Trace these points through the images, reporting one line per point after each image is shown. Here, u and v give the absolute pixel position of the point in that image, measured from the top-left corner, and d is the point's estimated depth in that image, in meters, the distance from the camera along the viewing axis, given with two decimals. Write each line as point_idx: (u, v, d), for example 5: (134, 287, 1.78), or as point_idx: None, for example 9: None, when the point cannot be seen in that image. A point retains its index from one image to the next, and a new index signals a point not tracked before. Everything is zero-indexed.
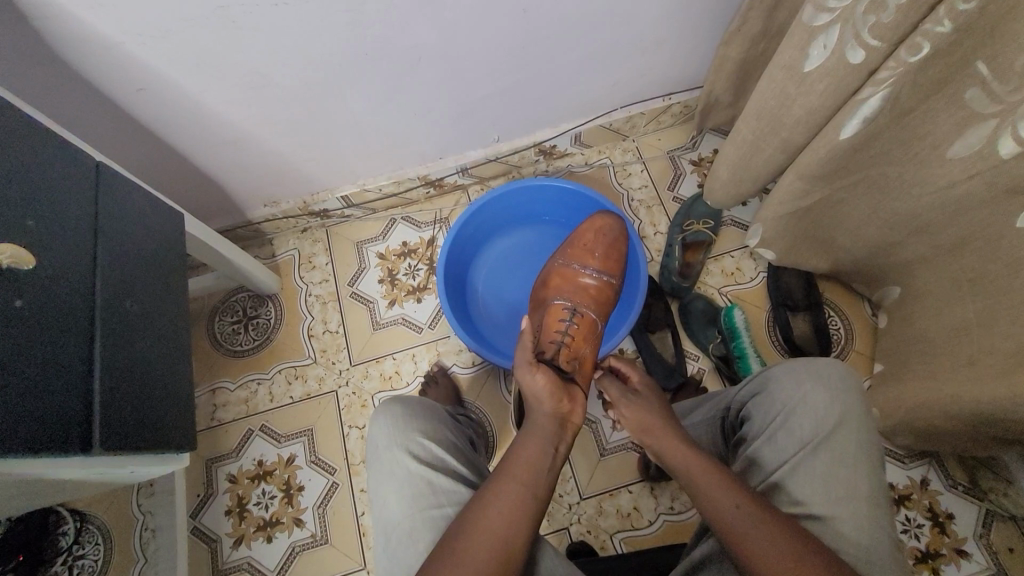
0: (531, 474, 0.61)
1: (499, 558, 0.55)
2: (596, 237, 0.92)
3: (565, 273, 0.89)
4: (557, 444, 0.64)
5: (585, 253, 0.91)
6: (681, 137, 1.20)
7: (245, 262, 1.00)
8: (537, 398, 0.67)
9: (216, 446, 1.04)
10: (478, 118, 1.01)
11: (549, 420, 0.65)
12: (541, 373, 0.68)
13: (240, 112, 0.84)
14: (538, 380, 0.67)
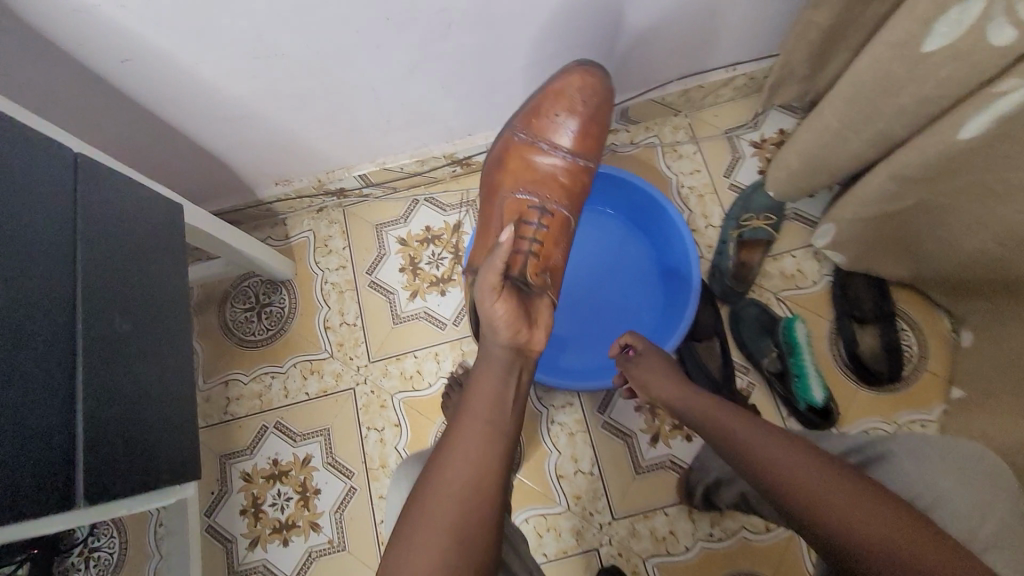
0: (496, 411, 0.57)
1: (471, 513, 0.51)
2: (571, 103, 0.73)
3: (529, 155, 0.74)
4: (511, 375, 0.59)
5: (553, 129, 0.74)
6: (743, 114, 1.05)
7: (255, 251, 0.91)
8: (494, 329, 0.58)
9: (229, 442, 0.99)
10: (513, 91, 0.88)
11: (506, 351, 0.59)
12: (501, 301, 0.57)
13: (241, 85, 0.73)
14: (497, 310, 0.57)
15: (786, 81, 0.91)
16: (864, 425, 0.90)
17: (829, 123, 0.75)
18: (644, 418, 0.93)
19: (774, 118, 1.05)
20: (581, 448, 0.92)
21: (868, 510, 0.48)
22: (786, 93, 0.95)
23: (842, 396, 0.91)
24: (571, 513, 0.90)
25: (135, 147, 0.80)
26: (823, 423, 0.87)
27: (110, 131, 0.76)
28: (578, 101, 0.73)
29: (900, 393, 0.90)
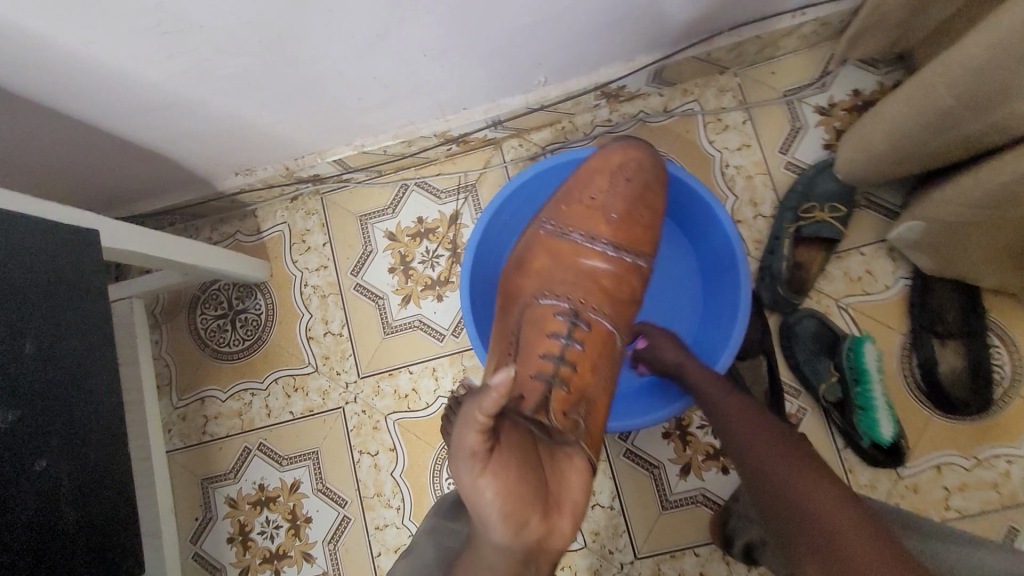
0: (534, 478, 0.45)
1: None
2: (618, 183, 0.68)
3: (565, 246, 0.67)
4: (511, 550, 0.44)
5: (595, 218, 0.68)
6: (806, 70, 0.84)
7: (213, 260, 0.77)
8: (483, 517, 0.43)
9: (210, 464, 0.90)
10: (515, 56, 0.69)
11: (506, 549, 0.44)
12: (488, 479, 0.42)
13: (160, 69, 0.56)
14: (483, 490, 0.42)
15: (872, 32, 0.70)
16: (936, 459, 0.76)
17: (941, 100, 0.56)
18: (674, 447, 0.80)
19: (847, 76, 0.83)
20: (600, 479, 0.81)
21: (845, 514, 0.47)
22: (869, 45, 0.74)
23: (912, 424, 0.77)
24: (588, 551, 0.80)
25: (47, 146, 0.65)
26: (890, 462, 0.74)
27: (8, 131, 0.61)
28: (623, 176, 0.68)
29: (983, 423, 0.76)
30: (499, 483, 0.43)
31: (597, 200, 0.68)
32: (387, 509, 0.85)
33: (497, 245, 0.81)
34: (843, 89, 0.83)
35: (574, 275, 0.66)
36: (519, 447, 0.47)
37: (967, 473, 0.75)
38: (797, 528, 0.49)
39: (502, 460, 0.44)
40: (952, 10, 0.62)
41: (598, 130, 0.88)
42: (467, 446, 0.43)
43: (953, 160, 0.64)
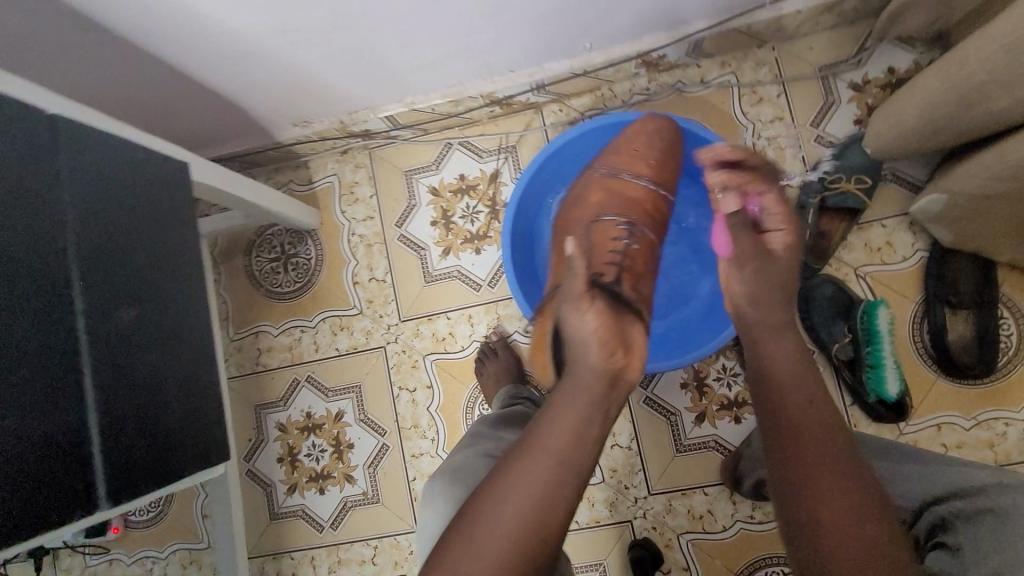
0: (575, 444, 0.46)
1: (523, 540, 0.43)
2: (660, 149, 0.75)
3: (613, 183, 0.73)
4: (597, 408, 0.47)
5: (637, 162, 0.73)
6: (844, 46, 0.86)
7: (275, 204, 0.85)
8: (582, 345, 0.49)
9: (263, 392, 0.99)
10: (566, 20, 0.73)
11: (597, 380, 0.47)
12: (591, 313, 0.49)
13: (244, 19, 0.61)
14: (586, 321, 0.49)
15: (912, 9, 0.72)
16: (937, 420, 0.82)
17: (974, 73, 0.60)
18: (690, 397, 0.88)
19: (883, 53, 0.86)
20: (620, 422, 0.89)
21: (840, 464, 0.47)
22: (908, 22, 0.76)
23: (918, 387, 0.82)
24: (606, 485, 0.88)
25: (136, 89, 0.72)
26: (894, 417, 0.80)
27: (106, 74, 0.67)
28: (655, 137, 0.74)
29: (985, 388, 0.81)
30: (599, 317, 0.49)
31: (637, 150, 0.73)
32: (423, 439, 0.94)
33: (536, 202, 0.88)
34: (879, 66, 0.86)
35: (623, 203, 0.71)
36: (613, 306, 0.52)
37: (966, 433, 0.80)
38: (788, 468, 0.48)
39: (603, 308, 0.51)
40: None
41: (636, 98, 0.92)
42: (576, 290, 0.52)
43: (979, 136, 0.67)
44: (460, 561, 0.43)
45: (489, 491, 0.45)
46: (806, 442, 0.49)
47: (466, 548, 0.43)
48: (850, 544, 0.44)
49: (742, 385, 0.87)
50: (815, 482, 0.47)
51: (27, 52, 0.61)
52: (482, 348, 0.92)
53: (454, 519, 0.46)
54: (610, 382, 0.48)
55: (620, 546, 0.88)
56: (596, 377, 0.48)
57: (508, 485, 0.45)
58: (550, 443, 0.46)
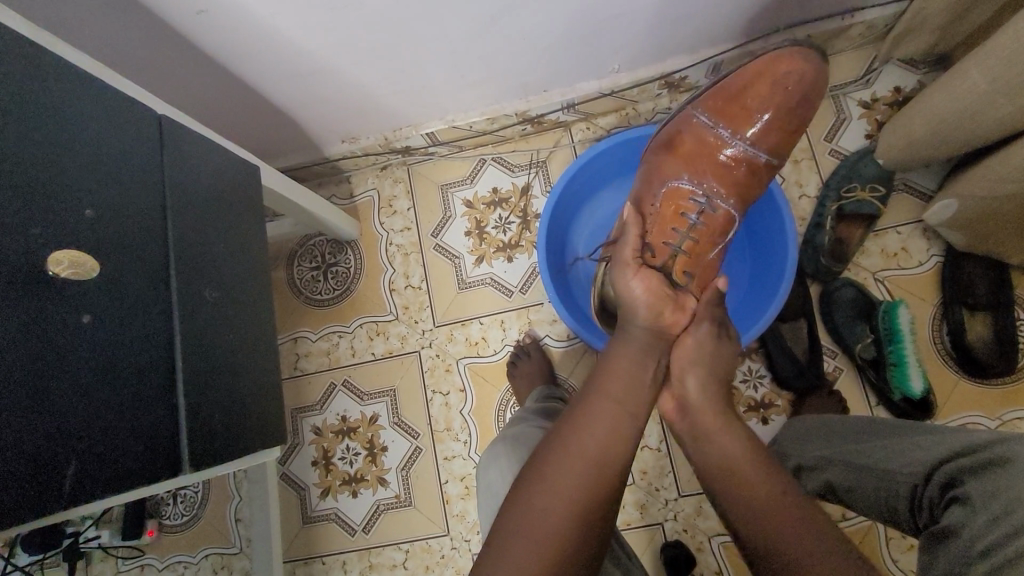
0: (632, 389, 0.56)
1: (592, 481, 0.50)
2: (772, 83, 0.66)
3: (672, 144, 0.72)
4: (647, 359, 0.58)
5: (739, 112, 0.68)
6: (852, 68, 0.93)
7: (323, 211, 0.90)
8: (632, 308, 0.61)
9: (300, 397, 1.02)
10: (600, 43, 0.80)
11: (644, 334, 0.59)
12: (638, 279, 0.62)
13: (318, 38, 0.68)
14: (632, 286, 0.62)
15: (917, 31, 0.79)
16: (962, 419, 0.84)
17: (976, 84, 0.65)
18: None
19: (889, 75, 0.93)
20: (649, 424, 0.90)
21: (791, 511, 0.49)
22: (912, 45, 0.83)
23: (940, 386, 0.85)
24: (636, 487, 0.89)
25: (206, 102, 0.78)
26: (921, 415, 0.81)
27: (185, 88, 0.74)
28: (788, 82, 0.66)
29: (1006, 389, 0.83)
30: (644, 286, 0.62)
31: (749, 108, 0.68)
32: (455, 442, 0.96)
33: (567, 213, 0.93)
34: (886, 86, 0.93)
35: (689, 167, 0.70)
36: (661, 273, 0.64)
37: (992, 432, 0.82)
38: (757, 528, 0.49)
39: (649, 275, 0.63)
40: (989, 14, 0.71)
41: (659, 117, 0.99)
42: (623, 259, 0.65)
43: (985, 144, 0.72)
44: (536, 491, 0.49)
45: (569, 427, 0.53)
46: (761, 495, 0.50)
47: (540, 476, 0.50)
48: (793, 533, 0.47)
49: (768, 387, 0.89)
50: (772, 510, 0.49)
51: (122, 66, 0.68)
52: (514, 351, 0.96)
53: (529, 456, 0.53)
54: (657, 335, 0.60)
55: (651, 549, 0.88)
56: (646, 333, 0.60)
57: (583, 421, 0.53)
58: (612, 387, 0.55)
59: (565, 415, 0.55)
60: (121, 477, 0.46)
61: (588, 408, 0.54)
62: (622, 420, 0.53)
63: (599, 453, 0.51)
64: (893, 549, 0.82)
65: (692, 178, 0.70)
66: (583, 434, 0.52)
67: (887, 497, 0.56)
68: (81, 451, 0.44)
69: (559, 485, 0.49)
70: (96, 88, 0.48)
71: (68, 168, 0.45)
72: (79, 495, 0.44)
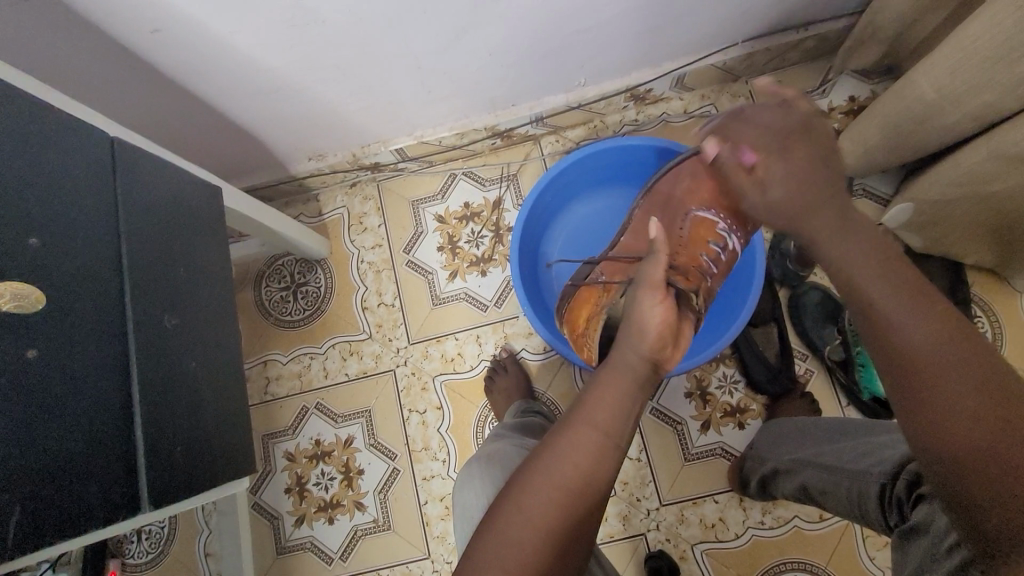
0: (620, 422, 0.51)
1: (566, 517, 0.46)
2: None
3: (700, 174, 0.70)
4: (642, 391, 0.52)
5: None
6: (808, 79, 0.97)
7: (291, 231, 0.88)
8: (641, 331, 0.52)
9: (272, 422, 0.99)
10: (565, 58, 0.81)
11: (645, 365, 0.52)
12: (663, 306, 0.53)
13: (279, 55, 0.67)
14: (654, 313, 0.53)
15: (867, 43, 0.82)
16: None
17: (925, 93, 0.67)
18: (695, 405, 0.90)
19: (843, 85, 0.96)
20: (628, 434, 0.90)
21: (960, 354, 0.41)
22: (864, 56, 0.86)
23: None
24: (618, 498, 0.88)
25: (164, 122, 0.76)
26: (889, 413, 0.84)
27: (141, 108, 0.72)
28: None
29: None
30: (664, 315, 0.53)
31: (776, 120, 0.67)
32: (434, 461, 0.94)
33: (538, 226, 0.94)
34: (841, 95, 0.96)
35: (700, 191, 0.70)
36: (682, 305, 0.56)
37: None
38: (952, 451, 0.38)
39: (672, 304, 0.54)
40: (933, 25, 0.74)
41: (626, 129, 1.01)
42: (653, 280, 0.55)
43: (937, 150, 0.75)
44: (507, 523, 0.46)
45: (548, 451, 0.49)
46: (932, 348, 0.42)
47: (515, 510, 0.47)
48: (959, 394, 0.39)
49: (743, 392, 0.90)
50: (935, 366, 0.41)
51: (73, 88, 0.65)
52: (491, 366, 0.95)
53: (505, 483, 0.49)
54: (652, 368, 0.53)
55: (635, 560, 0.87)
56: (643, 362, 0.52)
57: (559, 455, 0.48)
58: (600, 416, 0.50)
59: (550, 435, 0.51)
60: (73, 519, 0.44)
61: (568, 435, 0.50)
62: (604, 452, 0.49)
63: (581, 483, 0.47)
64: (870, 548, 0.83)
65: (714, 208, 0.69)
66: (564, 464, 0.48)
67: (856, 495, 0.57)
68: (30, 494, 0.41)
69: (535, 521, 0.46)
70: (40, 111, 0.46)
71: (13, 193, 0.43)
72: (30, 540, 0.41)
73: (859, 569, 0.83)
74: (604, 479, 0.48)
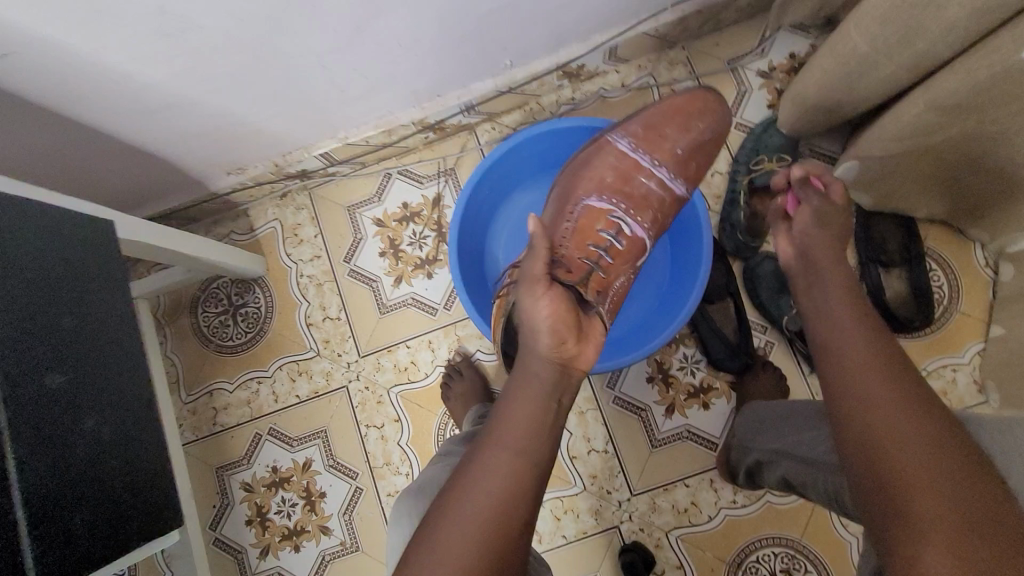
0: (535, 434, 0.48)
1: (483, 550, 0.43)
2: (689, 124, 0.70)
3: (594, 164, 0.68)
4: (553, 398, 0.50)
5: (659, 141, 0.69)
6: (747, 40, 0.93)
7: (217, 255, 0.83)
8: (533, 331, 0.50)
9: (224, 453, 0.94)
10: (484, 41, 0.76)
11: (546, 367, 0.49)
12: (546, 297, 0.50)
13: (159, 69, 0.61)
14: (541, 307, 0.49)
15: None
16: None
17: (857, 47, 0.63)
18: (657, 390, 0.88)
19: (783, 42, 0.92)
20: (593, 426, 0.88)
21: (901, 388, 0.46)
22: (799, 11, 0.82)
23: None
24: (588, 493, 0.86)
25: (51, 154, 0.70)
26: None
27: (23, 143, 0.66)
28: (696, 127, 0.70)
29: (928, 340, 0.84)
30: (553, 305, 0.50)
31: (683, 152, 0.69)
32: (397, 476, 0.90)
33: (478, 222, 0.89)
34: (781, 53, 0.92)
35: (600, 182, 0.68)
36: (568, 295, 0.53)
37: None
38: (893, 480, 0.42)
39: (559, 294, 0.51)
40: None
41: (563, 109, 0.96)
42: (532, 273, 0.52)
43: (877, 104, 0.72)
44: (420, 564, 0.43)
45: (460, 478, 0.47)
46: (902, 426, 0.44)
47: (428, 551, 0.43)
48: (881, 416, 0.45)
49: (705, 371, 0.88)
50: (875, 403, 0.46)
51: None
52: (446, 372, 0.91)
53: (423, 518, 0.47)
54: (559, 369, 0.50)
55: (610, 554, 0.85)
56: (547, 363, 0.49)
57: (472, 484, 0.46)
58: (510, 436, 0.48)
59: (464, 460, 0.49)
60: None
61: (481, 458, 0.47)
62: (523, 471, 0.46)
63: (497, 512, 0.45)
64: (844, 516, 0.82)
65: (608, 196, 0.66)
66: (475, 493, 0.45)
67: (832, 490, 0.55)
68: None
69: (449, 560, 0.43)
70: None
71: None
72: None
73: (834, 538, 0.82)
74: (525, 503, 0.46)
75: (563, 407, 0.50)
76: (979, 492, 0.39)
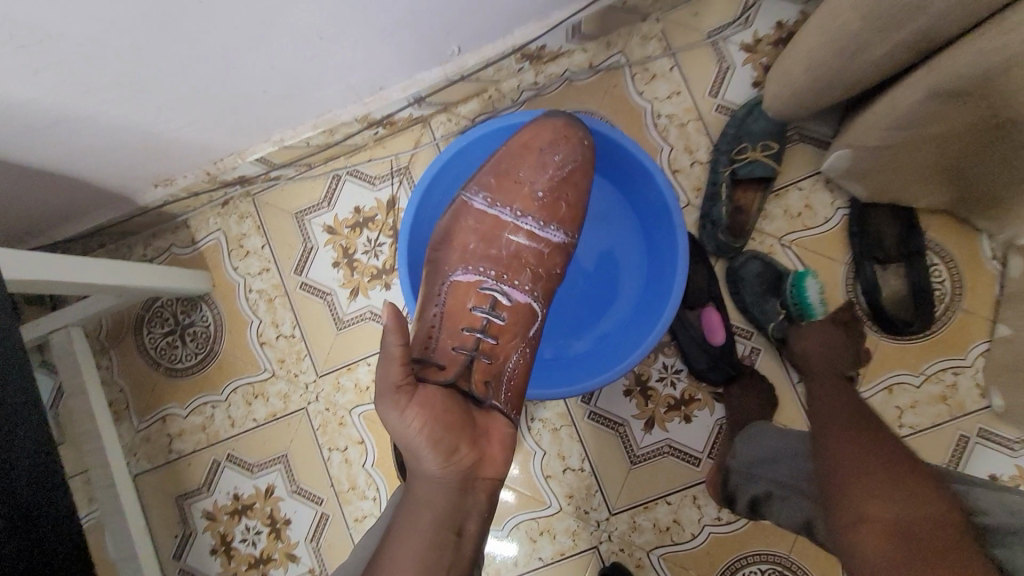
0: (435, 549, 0.48)
1: None
2: (539, 158, 0.68)
3: (455, 231, 0.67)
4: (457, 505, 0.49)
5: (514, 188, 0.68)
6: (728, 8, 0.82)
7: (147, 279, 0.75)
8: (414, 451, 0.48)
9: (182, 481, 0.89)
10: (423, 27, 0.66)
11: (440, 481, 0.48)
12: (412, 414, 0.47)
13: (31, 84, 0.52)
14: (409, 420, 0.47)
15: None
16: (887, 380, 0.78)
17: (848, 23, 0.54)
18: (635, 403, 0.82)
19: (769, 9, 0.82)
20: (567, 444, 0.82)
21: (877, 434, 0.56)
22: None
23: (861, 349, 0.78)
24: (563, 514, 0.81)
25: None
26: None
27: None
28: (551, 161, 0.68)
29: (928, 341, 0.77)
30: (424, 419, 0.47)
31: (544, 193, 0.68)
32: (363, 500, 0.86)
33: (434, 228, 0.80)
34: (768, 22, 0.82)
35: (465, 249, 0.66)
36: (442, 398, 0.51)
37: (918, 390, 0.77)
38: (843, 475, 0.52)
39: (426, 403, 0.48)
40: None
41: (525, 95, 0.86)
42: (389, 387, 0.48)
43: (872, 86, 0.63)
44: None
45: None
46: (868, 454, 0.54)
47: None
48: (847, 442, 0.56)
49: (686, 381, 0.82)
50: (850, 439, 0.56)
51: None
52: None
53: None
54: (455, 479, 0.49)
55: None
56: (441, 476, 0.48)
57: None
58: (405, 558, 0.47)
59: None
60: None
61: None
62: None
63: None
64: None
65: (472, 267, 0.65)
66: None
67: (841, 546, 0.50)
68: None
69: None
70: None
71: None
72: None
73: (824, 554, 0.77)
74: None
75: (471, 509, 0.50)
76: (923, 496, 0.49)
